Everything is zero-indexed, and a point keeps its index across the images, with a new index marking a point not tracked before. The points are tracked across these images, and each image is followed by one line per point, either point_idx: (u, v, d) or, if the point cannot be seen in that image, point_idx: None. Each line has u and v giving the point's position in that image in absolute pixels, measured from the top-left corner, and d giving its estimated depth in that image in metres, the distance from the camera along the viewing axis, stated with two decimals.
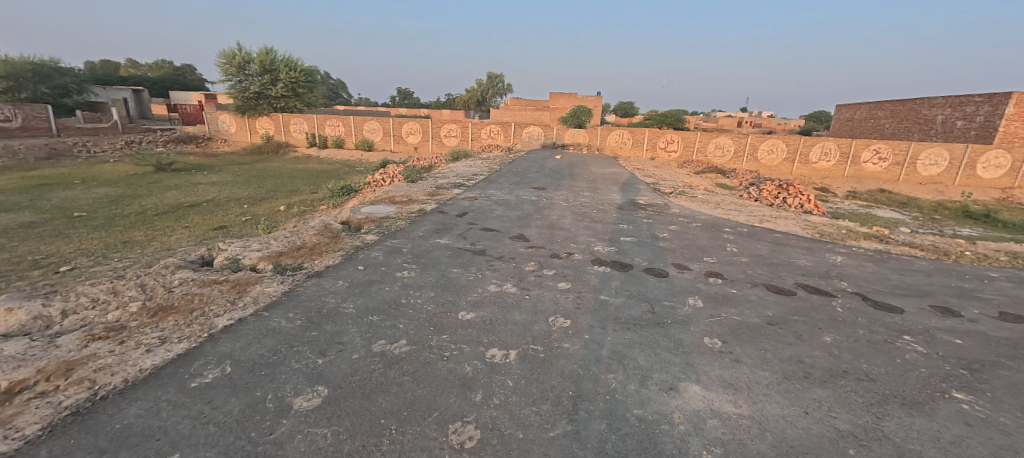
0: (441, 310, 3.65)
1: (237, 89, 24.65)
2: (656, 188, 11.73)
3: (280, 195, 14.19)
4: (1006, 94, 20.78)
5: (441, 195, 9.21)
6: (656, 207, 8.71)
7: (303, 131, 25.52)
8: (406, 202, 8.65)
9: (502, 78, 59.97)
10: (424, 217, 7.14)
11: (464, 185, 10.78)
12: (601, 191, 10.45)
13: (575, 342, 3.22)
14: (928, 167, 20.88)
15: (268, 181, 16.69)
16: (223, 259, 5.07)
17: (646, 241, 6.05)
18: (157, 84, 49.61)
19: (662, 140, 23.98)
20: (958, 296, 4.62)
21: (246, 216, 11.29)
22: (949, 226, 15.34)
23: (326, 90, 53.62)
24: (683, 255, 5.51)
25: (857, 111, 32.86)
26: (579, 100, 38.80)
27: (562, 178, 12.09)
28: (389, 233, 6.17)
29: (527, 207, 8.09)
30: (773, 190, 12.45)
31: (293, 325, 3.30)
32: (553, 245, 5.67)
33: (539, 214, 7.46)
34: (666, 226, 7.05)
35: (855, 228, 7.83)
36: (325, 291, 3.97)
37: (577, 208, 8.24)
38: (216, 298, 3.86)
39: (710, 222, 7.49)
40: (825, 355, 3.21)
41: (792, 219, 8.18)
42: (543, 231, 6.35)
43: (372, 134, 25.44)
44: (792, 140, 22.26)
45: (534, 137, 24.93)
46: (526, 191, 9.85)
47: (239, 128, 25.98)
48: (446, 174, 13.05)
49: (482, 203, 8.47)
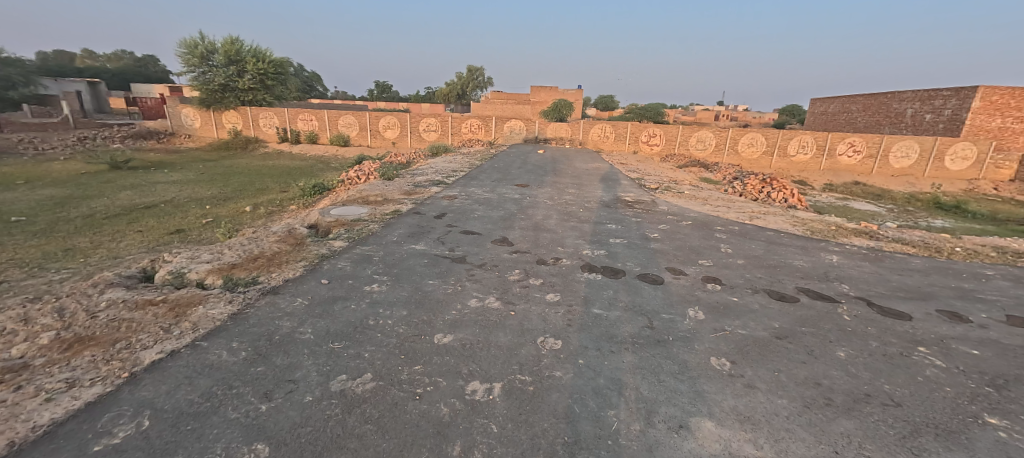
0: (414, 333, 3.19)
1: (200, 81, 23.24)
2: (641, 183, 11.46)
3: (247, 194, 13.37)
4: (973, 88, 21.32)
5: (418, 194, 8.69)
6: (642, 204, 8.38)
7: (274, 126, 24.39)
8: (381, 201, 8.10)
9: (482, 70, 59.09)
10: (399, 219, 6.61)
11: (443, 182, 10.25)
12: (585, 187, 10.09)
13: (567, 368, 2.82)
14: (900, 159, 21.34)
15: (235, 179, 15.76)
16: (165, 272, 4.47)
17: (636, 243, 5.69)
18: (116, 76, 47.04)
19: (644, 133, 23.79)
20: (961, 298, 4.40)
21: (207, 218, 10.52)
22: (922, 217, 15.62)
23: (300, 82, 51.80)
24: (678, 258, 5.18)
25: (831, 105, 33.49)
26: (561, 94, 38.44)
27: (545, 174, 11.70)
28: (360, 238, 5.65)
29: (509, 207, 7.65)
30: (757, 184, 12.35)
31: (234, 360, 2.79)
32: (538, 250, 5.25)
33: (522, 214, 7.03)
34: (655, 225, 6.73)
35: (844, 223, 7.68)
36: (280, 312, 3.46)
37: (562, 206, 7.86)
38: (147, 324, 3.31)
39: (700, 219, 7.21)
40: (843, 375, 2.89)
41: (780, 215, 7.98)
42: (528, 233, 5.94)
43: (347, 129, 24.47)
44: (771, 134, 22.41)
45: (515, 131, 24.49)
46: (508, 188, 9.42)
47: (204, 123, 24.65)
48: (425, 170, 12.46)
49: (462, 202, 7.98)
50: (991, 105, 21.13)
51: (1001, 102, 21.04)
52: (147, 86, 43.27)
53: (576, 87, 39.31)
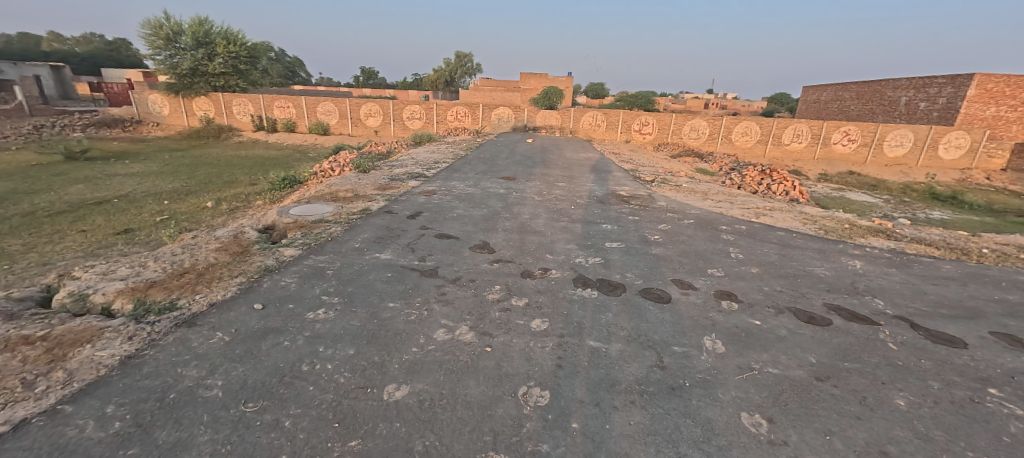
0: (357, 385, 2.45)
1: (166, 65, 21.77)
2: (636, 175, 10.78)
3: (213, 187, 12.36)
4: (969, 75, 20.95)
5: (393, 189, 7.89)
6: (639, 199, 7.69)
7: (248, 113, 23.10)
8: (350, 198, 7.28)
9: (470, 57, 57.57)
10: (367, 220, 5.81)
11: (423, 175, 9.41)
12: (576, 180, 9.34)
13: (556, 439, 2.12)
14: (894, 148, 21.01)
15: (201, 171, 14.68)
16: (64, 295, 3.64)
17: (635, 248, 5.00)
18: (86, 61, 44.69)
19: (637, 122, 23.04)
20: (1014, 315, 3.79)
21: (163, 215, 9.59)
22: (919, 208, 15.18)
23: (281, 68, 49.86)
24: (685, 266, 4.49)
25: (823, 93, 33.12)
26: (551, 81, 37.44)
27: (534, 166, 10.95)
28: (317, 244, 4.85)
29: (493, 204, 6.88)
30: (757, 175, 11.75)
31: (99, 438, 2.03)
32: (523, 258, 4.51)
33: (507, 213, 6.28)
34: (655, 225, 6.06)
35: (856, 219, 7.08)
36: (188, 356, 2.69)
37: (551, 203, 7.11)
38: (5, 377, 2.50)
39: (703, 218, 6.55)
40: (911, 438, 2.24)
41: (788, 211, 7.36)
42: (512, 236, 5.21)
43: (327, 117, 23.28)
44: (766, 122, 21.87)
45: (504, 119, 23.58)
46: (493, 182, 8.63)
47: (173, 110, 23.23)
48: (404, 161, 11.59)
49: (441, 199, 7.20)
50: (987, 93, 20.81)
51: (996, 90, 20.76)
52: (119, 71, 41.19)
53: (566, 74, 38.35)
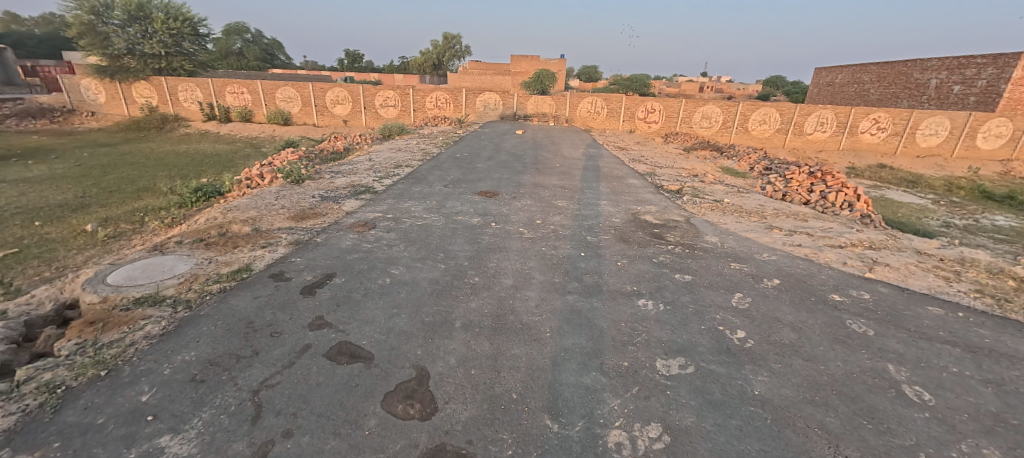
0: None
1: (96, 45, 18.74)
2: (656, 182, 8.31)
3: (115, 198, 9.61)
4: (1015, 54, 18.68)
5: (313, 219, 5.31)
6: (676, 232, 5.23)
7: (197, 100, 20.12)
8: (237, 240, 4.67)
9: (459, 39, 54.35)
10: (224, 302, 3.25)
11: (370, 190, 6.80)
12: (581, 194, 6.85)
13: None
14: (928, 137, 18.79)
15: (114, 174, 11.91)
16: None
17: (723, 378, 2.55)
18: (44, 43, 40.33)
19: (641, 109, 20.32)
20: None
21: (13, 247, 6.87)
22: (976, 212, 12.95)
23: (258, 49, 46.10)
24: (849, 452, 2.06)
25: (839, 76, 30.75)
26: (544, 64, 34.57)
27: (523, 171, 8.46)
28: (62, 395, 2.28)
29: (459, 249, 4.39)
30: (804, 180, 9.34)
31: None
32: (496, 441, 2.04)
33: (478, 274, 3.80)
34: (724, 296, 3.62)
35: (1006, 266, 4.73)
36: None
37: (547, 245, 4.59)
38: None
39: (792, 274, 4.13)
40: None
41: (898, 251, 5.00)
42: (478, 351, 2.71)
43: (288, 104, 20.35)
44: (787, 108, 19.38)
45: (491, 106, 20.81)
46: (464, 202, 6.14)
47: (111, 97, 20.21)
48: (356, 166, 8.98)
49: (379, 239, 4.62)
50: None
51: None
52: (70, 53, 37.05)
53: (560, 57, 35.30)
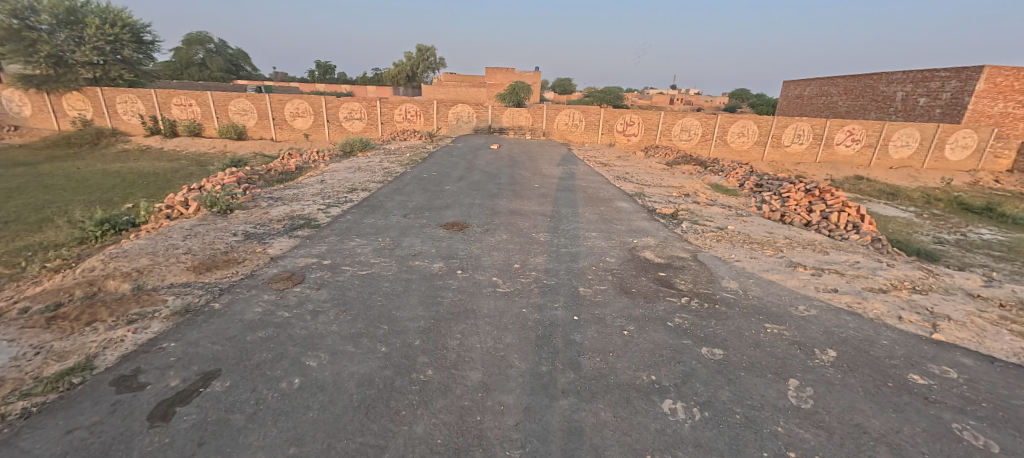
0: None
1: (17, 52, 16.69)
2: (647, 205, 7.40)
3: (8, 229, 7.87)
4: (977, 68, 19.08)
5: (223, 270, 4.06)
6: (687, 277, 4.24)
7: (138, 113, 18.24)
8: (98, 308, 3.34)
9: (434, 50, 53.38)
10: (10, 447, 1.99)
11: (312, 223, 5.58)
12: (566, 224, 5.84)
13: None
14: (900, 149, 18.87)
15: (18, 199, 10.14)
16: None
17: None
18: None
19: (620, 121, 19.70)
20: None
21: None
22: (961, 225, 12.68)
23: (222, 60, 43.80)
24: None
25: (807, 88, 31.29)
26: (519, 76, 33.91)
27: (498, 194, 7.40)
28: None
29: (411, 315, 3.23)
30: (801, 198, 8.63)
31: None
32: None
33: (430, 364, 2.65)
34: (778, 387, 2.60)
35: None
36: None
37: (529, 304, 3.50)
38: None
39: (848, 342, 3.17)
40: None
41: (950, 295, 4.13)
42: None
43: (242, 117, 18.70)
44: (764, 120, 19.14)
45: (464, 118, 19.78)
46: (424, 239, 5.00)
47: (37, 109, 18.07)
48: (304, 190, 7.71)
49: (303, 301, 3.43)
50: (996, 88, 19.02)
51: (1004, 84, 19.00)
52: None
53: (536, 69, 34.79)
